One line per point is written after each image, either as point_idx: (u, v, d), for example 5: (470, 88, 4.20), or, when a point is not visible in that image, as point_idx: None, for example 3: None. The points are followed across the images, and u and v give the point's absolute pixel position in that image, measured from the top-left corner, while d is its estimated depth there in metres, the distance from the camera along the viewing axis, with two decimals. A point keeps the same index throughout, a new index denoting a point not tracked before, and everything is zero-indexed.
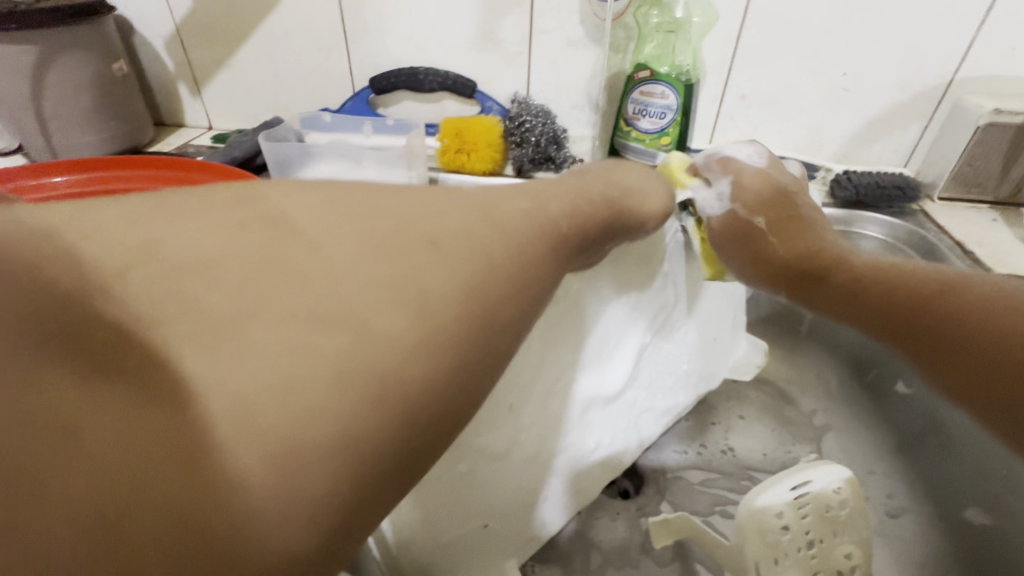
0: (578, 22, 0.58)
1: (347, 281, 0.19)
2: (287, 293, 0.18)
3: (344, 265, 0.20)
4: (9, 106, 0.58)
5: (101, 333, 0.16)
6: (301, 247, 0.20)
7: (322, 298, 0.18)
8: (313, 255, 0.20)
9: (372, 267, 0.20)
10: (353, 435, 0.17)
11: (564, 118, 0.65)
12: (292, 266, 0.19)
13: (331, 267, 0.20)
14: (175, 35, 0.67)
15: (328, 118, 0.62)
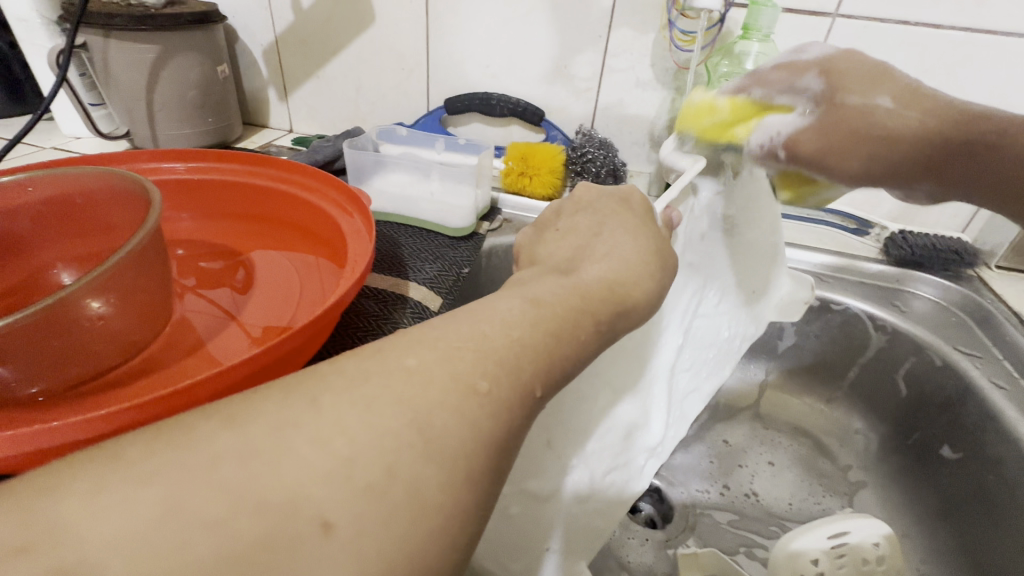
0: (650, 65, 0.61)
1: (445, 354, 0.21)
2: (397, 363, 0.20)
3: (357, 442, 0.17)
4: (125, 97, 0.64)
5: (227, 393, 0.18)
6: (311, 439, 0.17)
7: (323, 522, 0.16)
8: (327, 451, 0.17)
9: (384, 456, 0.17)
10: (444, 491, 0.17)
11: (624, 153, 0.68)
12: (296, 471, 0.16)
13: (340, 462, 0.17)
14: (273, 45, 0.73)
15: (405, 132, 0.66)
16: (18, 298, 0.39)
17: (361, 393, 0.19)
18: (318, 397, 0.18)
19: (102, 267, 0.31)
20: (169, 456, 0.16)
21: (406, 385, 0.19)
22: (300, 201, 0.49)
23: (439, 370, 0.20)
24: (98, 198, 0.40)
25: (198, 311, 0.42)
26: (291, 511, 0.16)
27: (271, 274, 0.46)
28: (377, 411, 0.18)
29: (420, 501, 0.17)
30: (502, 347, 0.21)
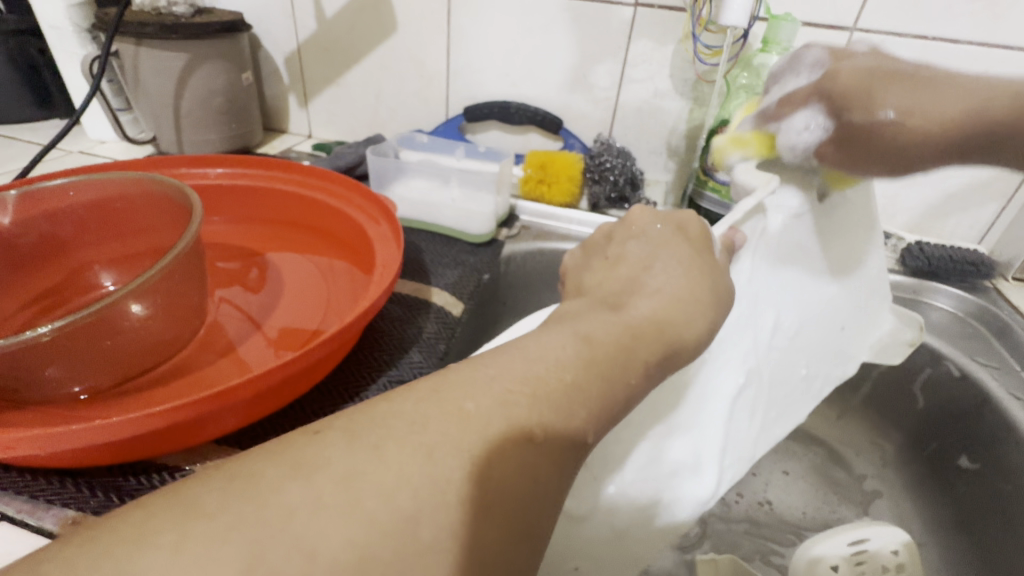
0: (668, 76, 0.62)
1: (500, 398, 0.21)
2: (457, 407, 0.21)
3: (411, 474, 0.19)
4: (153, 103, 0.66)
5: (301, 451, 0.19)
6: (369, 478, 0.18)
7: (387, 557, 0.17)
8: (382, 489, 0.18)
9: (438, 490, 0.19)
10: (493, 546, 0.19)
11: (641, 161, 0.69)
12: (359, 507, 0.18)
13: (396, 493, 0.18)
14: (296, 52, 0.75)
15: (425, 139, 0.67)
16: (58, 298, 0.40)
17: (410, 429, 0.20)
18: (385, 449, 0.19)
19: (148, 272, 0.32)
20: (239, 502, 0.17)
21: (450, 417, 0.20)
22: (329, 209, 0.50)
23: (497, 420, 0.21)
24: (136, 202, 0.41)
25: (230, 315, 0.43)
26: (356, 549, 0.17)
27: (300, 279, 0.47)
28: (427, 447, 0.19)
29: (469, 551, 0.18)
30: (534, 370, 0.23)
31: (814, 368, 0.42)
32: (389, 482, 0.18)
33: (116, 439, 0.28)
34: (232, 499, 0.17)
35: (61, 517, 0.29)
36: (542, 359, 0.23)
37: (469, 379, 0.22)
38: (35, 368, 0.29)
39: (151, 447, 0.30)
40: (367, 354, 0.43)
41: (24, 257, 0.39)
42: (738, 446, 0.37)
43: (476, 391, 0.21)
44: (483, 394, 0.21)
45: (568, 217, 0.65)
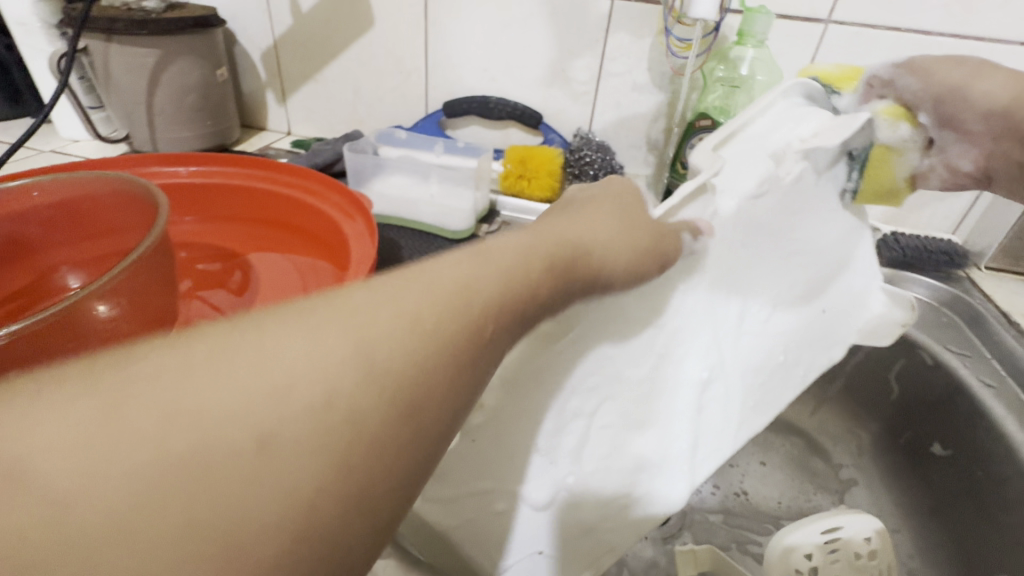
0: (646, 69, 0.62)
1: (375, 322, 0.19)
2: (320, 326, 0.18)
3: (335, 346, 0.18)
4: (125, 100, 0.65)
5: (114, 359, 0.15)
6: (288, 353, 0.17)
7: (298, 439, 0.16)
8: (304, 363, 0.17)
9: (364, 376, 0.17)
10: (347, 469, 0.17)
11: (621, 155, 0.69)
12: (273, 379, 0.16)
13: (316, 366, 0.17)
14: (272, 48, 0.74)
15: (403, 135, 0.67)
16: (26, 300, 0.40)
17: (338, 312, 0.19)
18: (219, 365, 0.16)
19: (111, 272, 0.32)
20: (140, 366, 0.15)
21: (384, 305, 0.19)
22: (304, 208, 0.50)
23: (365, 345, 0.18)
24: (104, 202, 0.40)
25: (201, 315, 0.43)
26: (266, 427, 0.16)
27: (273, 277, 0.47)
28: (356, 331, 0.18)
29: (318, 478, 0.16)
30: (422, 298, 0.20)
31: (794, 354, 0.41)
32: (308, 360, 0.17)
33: None
34: (134, 365, 0.15)
35: None
36: (427, 287, 0.20)
37: (344, 298, 0.19)
38: None
39: None
40: None
41: None
42: (713, 433, 0.37)
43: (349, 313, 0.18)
44: (417, 289, 0.20)
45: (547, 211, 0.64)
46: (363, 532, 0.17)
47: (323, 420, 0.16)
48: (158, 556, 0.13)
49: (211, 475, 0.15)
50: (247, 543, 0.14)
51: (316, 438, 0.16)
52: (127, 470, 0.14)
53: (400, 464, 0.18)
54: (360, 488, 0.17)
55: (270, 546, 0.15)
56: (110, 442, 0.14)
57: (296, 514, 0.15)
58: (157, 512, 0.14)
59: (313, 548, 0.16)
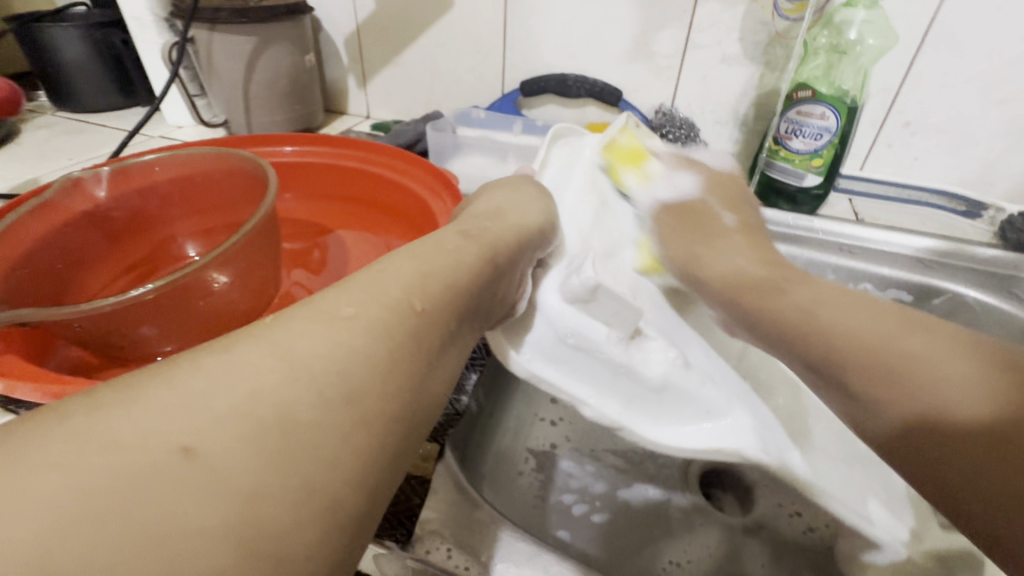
0: (738, 39, 0.58)
1: (348, 304, 0.23)
2: (293, 328, 0.22)
3: (367, 271, 0.27)
4: (225, 87, 0.69)
5: (138, 403, 0.18)
6: (348, 297, 0.24)
7: (344, 304, 0.23)
8: (347, 281, 0.26)
9: (397, 287, 0.26)
10: (368, 395, 0.21)
11: (704, 132, 0.66)
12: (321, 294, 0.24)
13: (363, 277, 0.26)
14: (355, 33, 0.76)
15: (482, 115, 0.67)
16: (151, 266, 0.46)
17: (305, 335, 0.21)
18: (235, 367, 0.19)
19: (226, 244, 0.36)
20: (246, 349, 0.20)
21: (332, 330, 0.22)
22: (388, 184, 0.53)
23: (342, 317, 0.23)
24: (215, 177, 0.45)
25: (301, 287, 0.48)
26: (322, 310, 0.23)
27: (360, 251, 0.51)
28: (402, 274, 0.27)
29: (348, 412, 0.20)
30: (397, 279, 0.26)
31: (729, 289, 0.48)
32: (284, 373, 0.19)
33: None
34: (147, 394, 0.18)
35: None
36: (389, 273, 0.27)
37: (307, 308, 0.23)
38: (209, 284, 0.37)
39: (194, 292, 0.36)
40: None
41: (116, 229, 0.43)
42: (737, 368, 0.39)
43: (322, 305, 0.23)
44: (359, 322, 0.23)
45: None
46: (410, 342, 0.24)
47: (350, 297, 0.24)
48: (259, 377, 0.19)
49: (288, 333, 0.21)
50: (323, 356, 0.21)
51: (357, 303, 0.24)
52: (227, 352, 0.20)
53: (422, 293, 0.26)
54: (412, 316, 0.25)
55: (330, 357, 0.21)
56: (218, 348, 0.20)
57: (378, 397, 0.21)
58: (253, 363, 0.20)
59: (378, 351, 0.22)
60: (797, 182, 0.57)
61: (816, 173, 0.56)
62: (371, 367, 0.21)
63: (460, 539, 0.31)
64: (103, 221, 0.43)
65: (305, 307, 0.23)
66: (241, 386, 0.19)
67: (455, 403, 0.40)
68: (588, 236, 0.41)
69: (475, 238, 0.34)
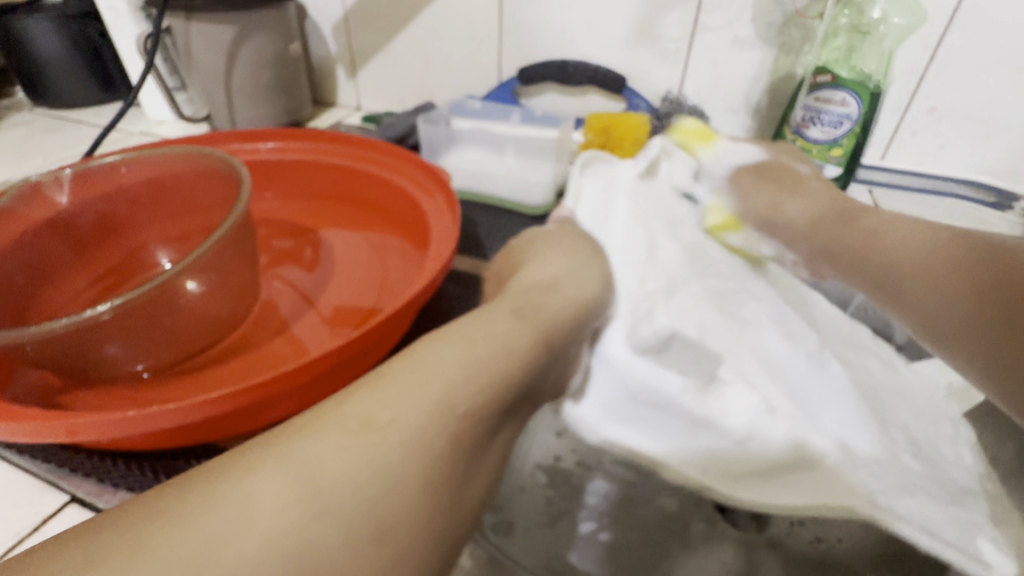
0: (750, 20, 0.54)
1: (397, 400, 0.22)
2: (340, 431, 0.20)
3: (421, 351, 0.24)
4: (206, 80, 0.65)
5: (189, 519, 0.18)
6: (399, 388, 0.22)
7: (391, 397, 0.22)
8: (400, 364, 0.24)
9: (450, 378, 0.23)
10: (409, 517, 0.20)
11: (714, 121, 0.62)
12: (374, 383, 0.23)
13: (415, 362, 0.24)
14: (342, 20, 0.72)
15: (477, 105, 0.63)
16: (120, 276, 0.42)
17: (332, 458, 0.20)
18: (278, 481, 0.19)
19: (196, 252, 0.33)
20: (289, 457, 0.20)
21: (366, 448, 0.20)
22: (376, 180, 0.50)
23: (388, 420, 0.21)
24: (186, 178, 0.42)
25: (282, 292, 0.44)
26: (372, 406, 0.21)
27: (348, 252, 0.48)
28: (456, 358, 0.24)
29: (383, 538, 0.19)
30: (451, 368, 0.24)
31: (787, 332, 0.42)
32: (308, 508, 0.18)
33: (190, 419, 0.29)
34: (164, 539, 0.17)
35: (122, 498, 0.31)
36: (445, 354, 0.24)
37: (357, 404, 0.22)
38: (180, 297, 0.33)
39: (162, 308, 0.33)
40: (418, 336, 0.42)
41: (80, 236, 0.40)
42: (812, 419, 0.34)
43: (372, 400, 0.22)
44: (389, 439, 0.20)
45: None
46: (455, 450, 0.22)
47: (401, 389, 0.22)
48: (297, 499, 0.18)
49: (332, 438, 0.20)
50: (366, 472, 0.20)
51: (406, 400, 0.22)
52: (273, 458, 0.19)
53: (477, 384, 0.24)
54: (463, 413, 0.23)
55: (371, 473, 0.20)
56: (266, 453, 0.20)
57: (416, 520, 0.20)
58: (296, 477, 0.19)
59: (422, 466, 0.21)
60: None
61: (835, 164, 0.52)
62: (412, 487, 0.20)
63: None
64: (65, 228, 0.40)
65: (354, 402, 0.22)
66: (281, 505, 0.18)
67: None
68: (646, 276, 0.38)
69: (530, 318, 0.30)
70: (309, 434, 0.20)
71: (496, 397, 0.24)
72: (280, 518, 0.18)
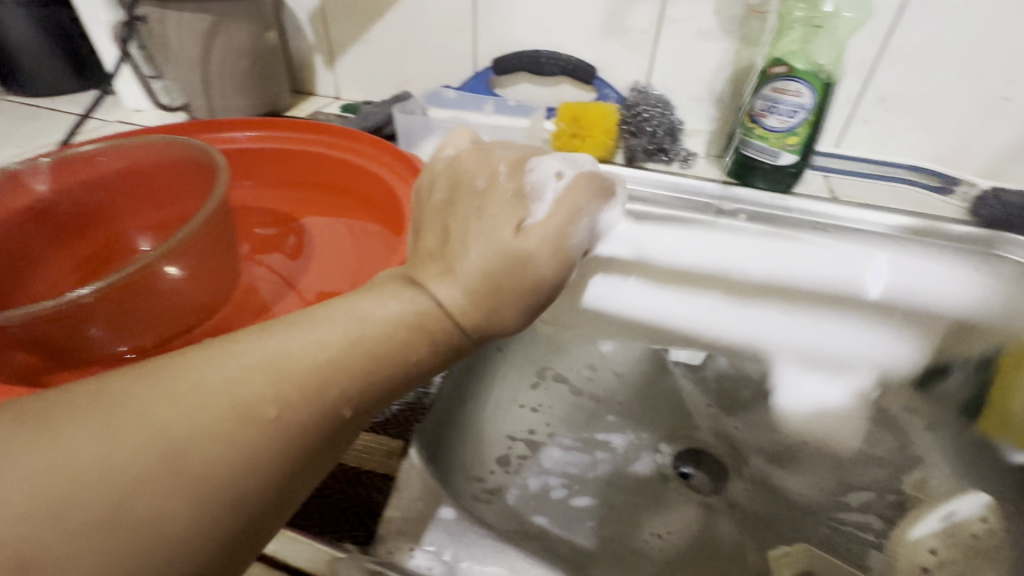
0: (713, 13, 0.57)
1: (246, 375, 0.21)
2: (175, 391, 0.20)
3: (296, 332, 0.23)
4: (182, 68, 0.66)
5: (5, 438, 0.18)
6: (256, 366, 0.21)
7: (245, 371, 0.21)
8: (271, 337, 0.23)
9: (304, 367, 0.22)
10: (207, 494, 0.19)
11: (681, 110, 0.65)
12: (241, 352, 0.22)
13: (287, 343, 0.22)
14: (319, 9, 0.72)
15: (453, 95, 0.65)
16: (101, 262, 0.43)
17: (149, 424, 0.19)
18: (91, 424, 0.19)
19: (175, 236, 0.35)
20: (121, 404, 0.19)
21: (234, 377, 0.21)
22: (353, 169, 0.52)
23: (226, 394, 0.20)
24: (164, 164, 0.43)
25: (263, 277, 0.45)
26: (223, 376, 0.21)
27: (327, 238, 0.49)
28: (326, 351, 0.23)
29: (167, 511, 0.18)
30: (312, 351, 0.22)
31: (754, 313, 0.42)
32: (190, 433, 0.19)
33: None
34: None
35: None
36: (315, 336, 0.23)
37: (208, 366, 0.21)
38: (160, 280, 0.35)
39: (143, 290, 0.34)
40: None
41: (60, 223, 0.42)
42: None
43: (227, 368, 0.21)
44: (262, 370, 0.21)
45: (629, 177, 0.62)
46: (285, 442, 0.21)
47: (257, 364, 0.21)
48: (103, 449, 0.18)
49: (169, 397, 0.20)
50: (181, 443, 0.19)
51: (257, 377, 0.21)
52: (99, 400, 0.19)
53: (331, 379, 0.22)
54: (311, 401, 0.22)
55: (188, 441, 0.19)
56: (101, 394, 0.20)
57: (218, 502, 0.19)
58: (111, 424, 0.19)
59: (243, 452, 0.20)
60: (772, 160, 0.56)
61: (791, 152, 0.55)
62: (224, 468, 0.20)
63: (421, 536, 0.31)
64: (44, 215, 0.41)
65: (207, 363, 0.21)
66: (87, 451, 0.18)
67: (424, 396, 0.40)
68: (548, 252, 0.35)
69: (427, 298, 0.26)
70: (150, 387, 0.20)
71: (345, 394, 0.23)
72: (78, 460, 0.18)
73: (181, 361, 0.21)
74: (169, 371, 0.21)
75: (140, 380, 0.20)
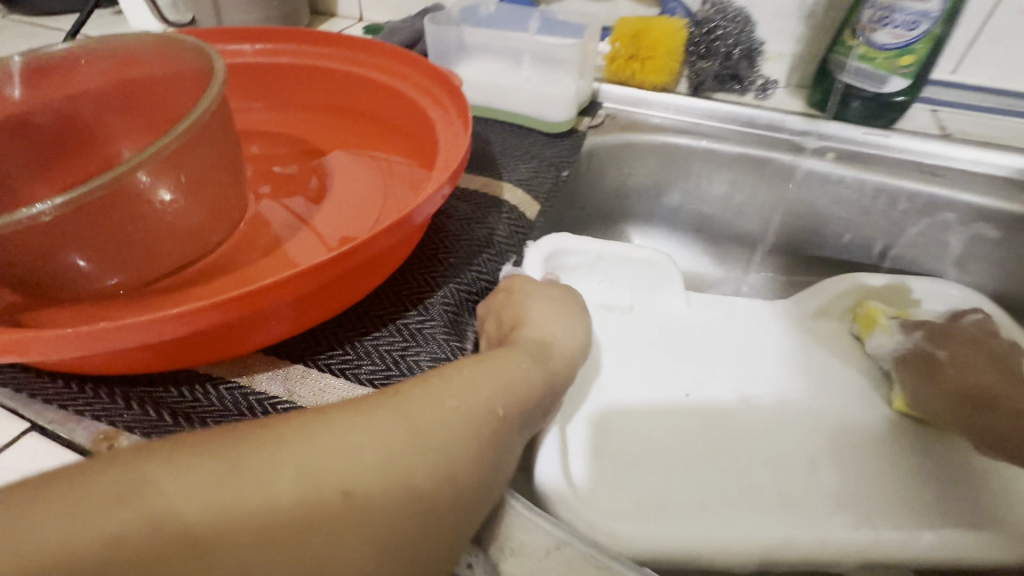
0: None
1: (396, 432, 0.23)
2: (332, 441, 0.22)
3: (437, 386, 0.26)
4: None
5: (191, 448, 0.21)
6: (404, 421, 0.24)
7: (397, 428, 0.23)
8: (416, 392, 0.25)
9: (444, 428, 0.24)
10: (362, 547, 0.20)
11: (760, 29, 0.54)
12: (393, 408, 0.24)
13: (432, 401, 0.25)
14: None
15: (492, 9, 0.56)
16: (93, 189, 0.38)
17: (307, 470, 0.21)
18: (237, 462, 0.20)
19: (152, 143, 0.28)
20: (283, 445, 0.21)
21: (369, 433, 0.23)
22: (379, 90, 0.44)
23: (378, 454, 0.22)
24: (156, 73, 0.37)
25: (275, 212, 0.39)
26: (380, 433, 0.23)
27: (349, 172, 0.43)
28: (462, 413, 0.25)
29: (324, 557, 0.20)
30: (447, 413, 0.25)
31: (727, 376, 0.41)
32: (340, 481, 0.21)
33: (152, 341, 0.25)
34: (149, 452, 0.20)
35: (92, 431, 0.27)
36: (448, 396, 0.26)
37: (362, 419, 0.23)
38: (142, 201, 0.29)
39: (120, 211, 0.28)
40: (425, 259, 0.37)
41: (44, 141, 0.36)
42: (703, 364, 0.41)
43: (382, 422, 0.23)
44: (429, 441, 0.23)
45: (694, 110, 0.53)
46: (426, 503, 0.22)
47: (406, 420, 0.24)
48: (262, 489, 0.20)
49: (332, 448, 0.22)
50: (339, 496, 0.21)
51: (406, 436, 0.23)
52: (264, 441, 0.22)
53: (470, 440, 0.25)
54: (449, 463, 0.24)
55: (348, 494, 0.21)
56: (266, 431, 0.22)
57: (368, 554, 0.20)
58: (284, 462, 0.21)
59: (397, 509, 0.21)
60: (877, 87, 0.46)
61: (902, 76, 0.45)
62: (377, 523, 0.21)
63: None
64: (24, 131, 0.36)
65: (360, 416, 0.23)
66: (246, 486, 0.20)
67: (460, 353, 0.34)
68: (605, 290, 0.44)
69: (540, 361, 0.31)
70: (322, 433, 0.22)
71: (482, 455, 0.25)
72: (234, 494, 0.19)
73: (338, 417, 0.23)
74: (329, 419, 0.23)
75: (312, 422, 0.23)
